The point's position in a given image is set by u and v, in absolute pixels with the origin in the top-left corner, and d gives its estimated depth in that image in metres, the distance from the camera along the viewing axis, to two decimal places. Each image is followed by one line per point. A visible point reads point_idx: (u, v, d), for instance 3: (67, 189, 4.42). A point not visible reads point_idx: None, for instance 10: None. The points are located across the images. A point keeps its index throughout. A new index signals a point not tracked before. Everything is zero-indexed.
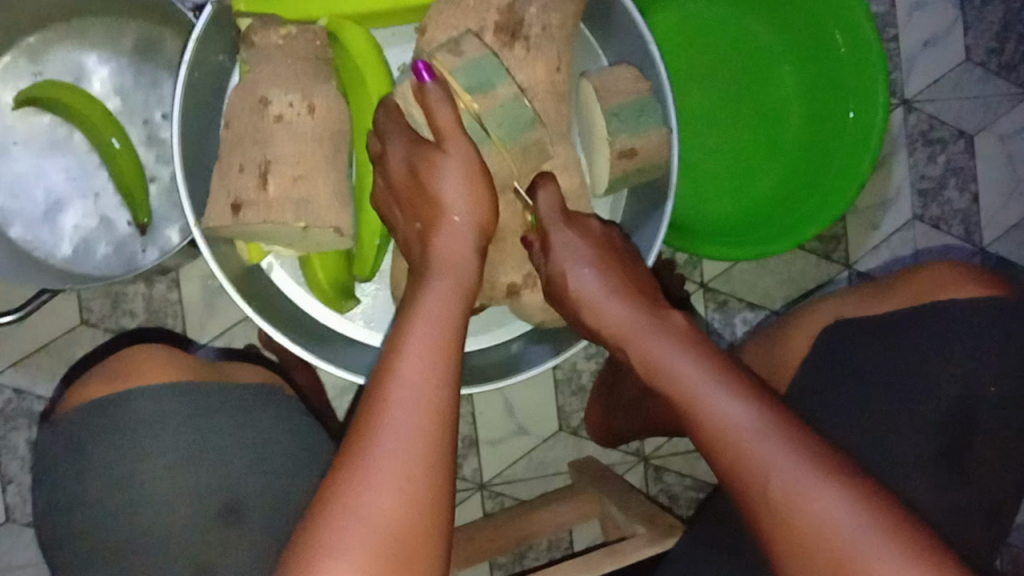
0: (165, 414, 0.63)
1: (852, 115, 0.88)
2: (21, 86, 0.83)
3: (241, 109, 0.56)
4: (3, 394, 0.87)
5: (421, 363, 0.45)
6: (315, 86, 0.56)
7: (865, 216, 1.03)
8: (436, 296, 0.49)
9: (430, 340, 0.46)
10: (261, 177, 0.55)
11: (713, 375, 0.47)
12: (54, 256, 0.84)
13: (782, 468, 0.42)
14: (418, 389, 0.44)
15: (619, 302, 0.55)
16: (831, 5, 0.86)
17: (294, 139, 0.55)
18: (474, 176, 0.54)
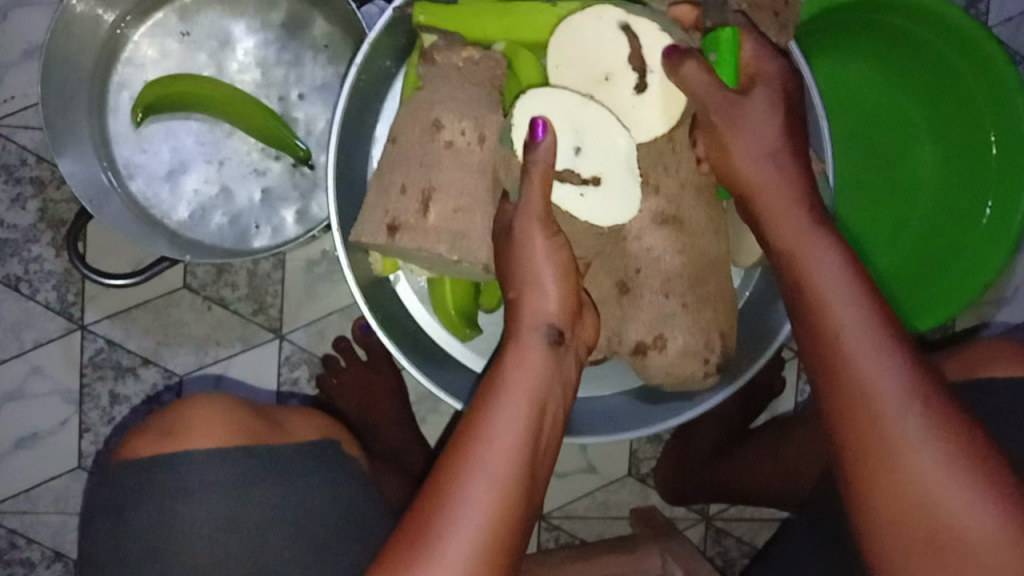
0: (207, 483, 0.61)
1: (989, 210, 0.86)
2: (167, 43, 0.84)
3: (412, 129, 0.57)
4: (95, 343, 0.87)
5: (502, 455, 0.45)
6: (489, 116, 0.57)
7: (978, 313, 0.99)
8: (521, 378, 0.48)
9: (503, 464, 0.45)
10: (422, 203, 0.56)
11: (854, 287, 0.48)
12: (170, 217, 0.85)
13: (901, 401, 0.44)
14: (493, 489, 0.44)
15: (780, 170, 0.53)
16: (988, 95, 0.83)
17: (460, 168, 0.56)
18: (568, 273, 0.52)
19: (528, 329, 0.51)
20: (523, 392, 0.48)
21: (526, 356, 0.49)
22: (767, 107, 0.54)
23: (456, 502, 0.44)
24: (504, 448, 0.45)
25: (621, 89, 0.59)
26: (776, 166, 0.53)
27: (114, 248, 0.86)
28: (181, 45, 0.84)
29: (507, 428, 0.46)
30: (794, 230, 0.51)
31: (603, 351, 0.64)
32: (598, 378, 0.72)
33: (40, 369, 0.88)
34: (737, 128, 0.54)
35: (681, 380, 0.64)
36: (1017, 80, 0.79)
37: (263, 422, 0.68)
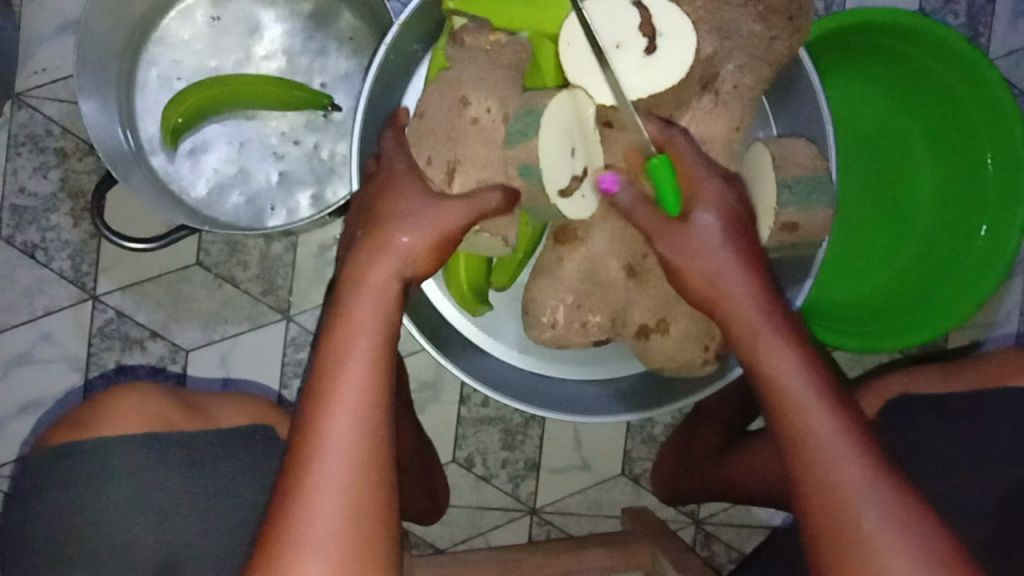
0: (117, 468, 0.64)
1: (985, 230, 0.88)
2: (200, 27, 0.87)
3: (439, 102, 0.60)
4: (105, 314, 0.89)
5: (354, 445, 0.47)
6: (512, 97, 0.60)
7: (970, 334, 1.01)
8: (361, 364, 0.48)
9: (346, 459, 0.46)
10: (447, 173, 0.58)
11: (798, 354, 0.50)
12: (189, 193, 0.87)
13: (844, 464, 0.46)
14: (338, 488, 0.46)
15: (723, 247, 0.53)
16: (989, 119, 0.86)
17: (483, 141, 0.59)
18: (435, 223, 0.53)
19: (378, 284, 0.51)
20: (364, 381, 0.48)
21: (348, 376, 0.48)
22: (704, 205, 0.54)
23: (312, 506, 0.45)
24: (350, 447, 0.46)
25: (630, 56, 0.59)
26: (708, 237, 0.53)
27: (131, 219, 0.87)
28: (212, 29, 0.87)
29: (350, 422, 0.47)
30: (746, 316, 0.51)
31: (606, 331, 0.66)
32: (602, 361, 0.73)
33: (49, 336, 0.89)
34: (693, 252, 0.53)
35: (681, 365, 0.66)
36: (1012, 105, 0.82)
37: (186, 409, 0.70)
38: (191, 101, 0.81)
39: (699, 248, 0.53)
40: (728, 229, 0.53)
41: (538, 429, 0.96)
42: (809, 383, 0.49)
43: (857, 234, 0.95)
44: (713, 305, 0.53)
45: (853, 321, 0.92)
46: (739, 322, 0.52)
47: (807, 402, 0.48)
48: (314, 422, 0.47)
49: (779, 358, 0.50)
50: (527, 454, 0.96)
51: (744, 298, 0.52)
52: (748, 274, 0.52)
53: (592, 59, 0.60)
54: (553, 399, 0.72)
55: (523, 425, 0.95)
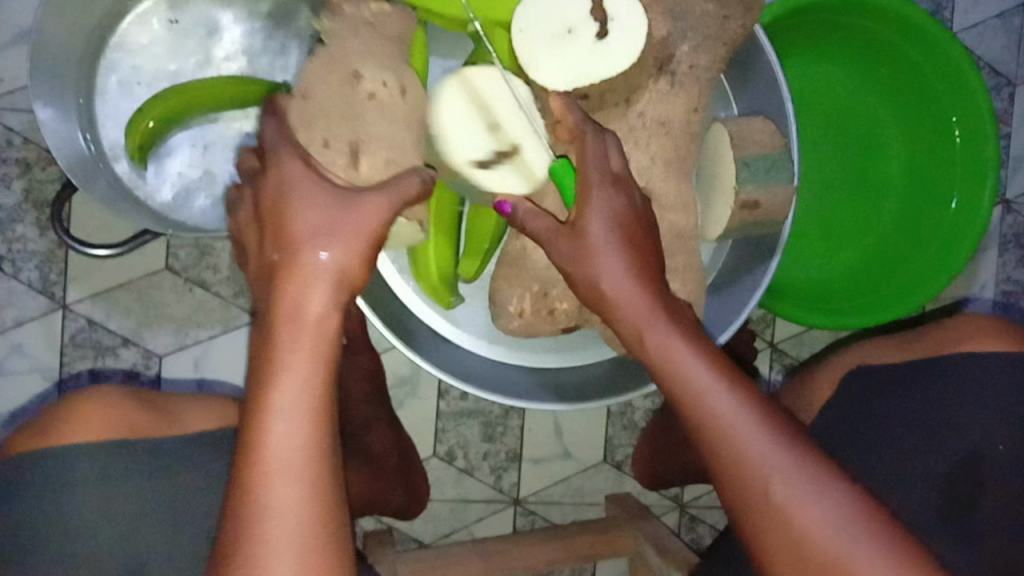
0: (79, 480, 0.59)
1: (954, 204, 0.88)
2: (157, 30, 0.85)
3: (328, 78, 0.57)
4: (76, 323, 0.89)
5: (289, 507, 0.43)
6: (406, 72, 0.60)
7: (945, 306, 1.02)
8: (281, 412, 0.44)
9: (291, 525, 0.43)
10: (351, 155, 0.56)
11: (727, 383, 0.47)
12: (154, 199, 0.86)
13: (811, 504, 0.44)
14: (280, 557, 0.42)
15: (622, 264, 0.51)
16: (952, 93, 0.86)
17: (387, 119, 0.58)
18: (364, 230, 0.48)
19: (294, 313, 0.46)
20: (290, 433, 0.44)
21: (272, 425, 0.44)
22: (602, 216, 0.51)
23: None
24: (286, 509, 0.43)
25: (583, 43, 0.59)
26: (619, 275, 0.50)
27: (98, 227, 0.87)
28: (169, 32, 0.85)
29: (284, 483, 0.43)
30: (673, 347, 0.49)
31: (574, 318, 0.65)
32: (578, 347, 0.73)
33: (21, 347, 0.88)
34: (588, 258, 0.51)
35: None
36: (977, 80, 0.82)
37: (155, 417, 0.64)
38: (160, 108, 0.79)
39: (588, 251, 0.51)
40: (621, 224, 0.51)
41: (518, 420, 0.96)
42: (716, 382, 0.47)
43: (828, 214, 0.95)
44: (636, 326, 0.50)
45: (827, 300, 0.92)
46: (636, 328, 0.50)
47: (752, 434, 0.45)
48: (253, 497, 0.43)
49: (679, 362, 0.48)
50: (508, 445, 0.96)
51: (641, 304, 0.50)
52: (644, 276, 0.51)
53: (545, 47, 0.59)
54: (529, 387, 0.72)
55: (503, 417, 0.95)
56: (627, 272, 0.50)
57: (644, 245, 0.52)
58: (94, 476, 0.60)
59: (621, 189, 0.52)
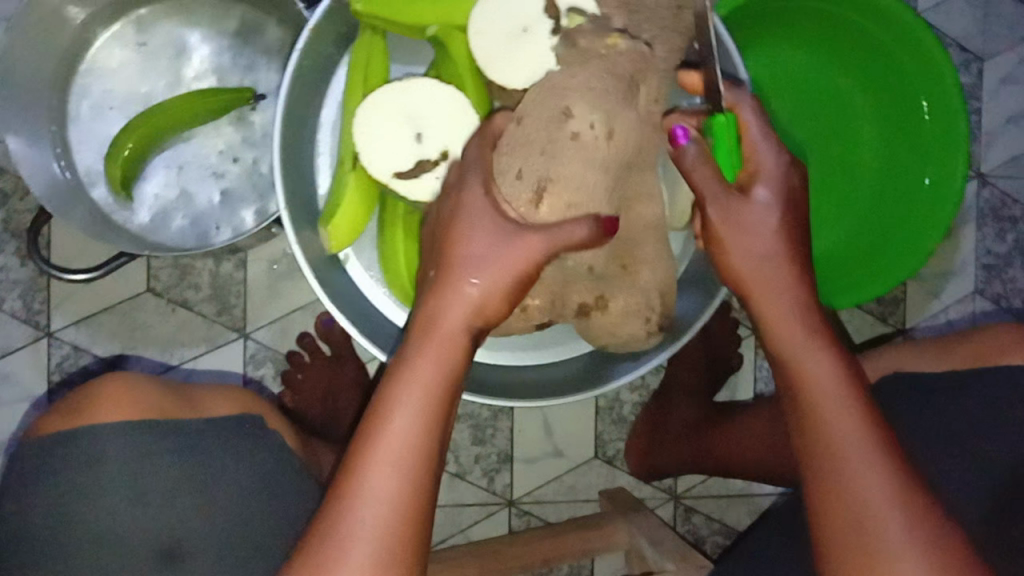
0: (108, 457, 0.65)
1: (929, 181, 0.88)
2: (126, 54, 0.86)
3: (540, 114, 0.59)
4: (61, 349, 0.89)
5: (399, 446, 0.50)
6: (617, 113, 0.59)
7: (927, 284, 1.02)
8: (426, 367, 0.52)
9: (395, 463, 0.50)
10: (535, 193, 0.58)
11: (842, 380, 0.51)
12: (131, 221, 0.86)
13: (873, 494, 0.48)
14: (381, 491, 0.49)
15: (773, 242, 0.53)
16: (920, 68, 0.86)
17: (585, 158, 0.59)
18: (512, 251, 0.54)
19: (439, 322, 0.54)
20: (415, 389, 0.51)
21: (411, 376, 0.52)
22: (765, 210, 0.54)
23: (355, 498, 0.49)
24: (401, 448, 0.50)
25: (540, 39, 0.62)
26: (771, 265, 0.53)
27: (79, 252, 0.87)
28: (138, 55, 0.86)
29: (402, 425, 0.50)
30: (789, 327, 0.53)
31: (547, 314, 0.66)
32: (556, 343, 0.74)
33: (7, 376, 0.89)
34: (745, 231, 0.54)
35: (624, 340, 0.67)
36: (947, 64, 0.82)
37: (177, 400, 0.70)
38: (140, 127, 0.80)
39: (763, 238, 0.54)
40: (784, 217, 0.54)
41: (508, 421, 0.96)
42: (840, 410, 0.50)
43: (802, 196, 0.95)
44: (757, 298, 0.54)
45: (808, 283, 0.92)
46: (783, 334, 0.53)
47: (835, 421, 0.50)
48: (376, 429, 0.50)
49: (818, 381, 0.51)
50: (499, 446, 0.96)
51: (789, 316, 0.53)
52: (792, 294, 0.53)
53: (504, 45, 0.62)
54: (512, 384, 0.73)
55: (492, 419, 0.96)
56: (774, 249, 0.54)
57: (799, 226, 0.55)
58: (118, 458, 0.65)
59: (765, 181, 0.54)
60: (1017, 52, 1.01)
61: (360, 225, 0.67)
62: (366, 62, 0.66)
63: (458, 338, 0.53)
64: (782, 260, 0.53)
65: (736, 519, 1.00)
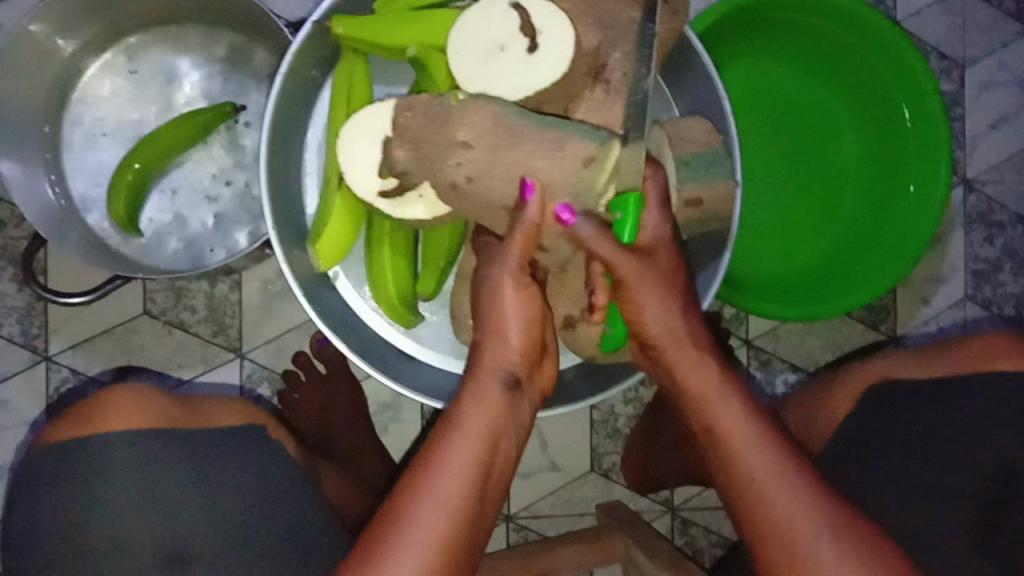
0: (112, 462, 0.64)
1: (913, 187, 0.89)
2: (119, 82, 0.88)
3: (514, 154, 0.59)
4: (59, 374, 0.90)
5: (454, 485, 0.47)
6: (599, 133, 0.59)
7: (917, 290, 1.03)
8: (475, 410, 0.50)
9: (451, 499, 0.47)
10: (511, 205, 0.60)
11: (768, 442, 0.49)
12: (126, 246, 0.88)
13: (826, 556, 0.45)
14: (429, 524, 0.46)
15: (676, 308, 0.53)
16: (897, 74, 0.87)
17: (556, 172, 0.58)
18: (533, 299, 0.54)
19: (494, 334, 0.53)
20: (466, 428, 0.49)
21: (459, 418, 0.50)
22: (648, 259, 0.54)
23: (398, 530, 0.46)
24: (452, 476, 0.48)
25: (515, 58, 0.61)
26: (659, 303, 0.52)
27: (75, 276, 0.89)
28: (131, 83, 0.88)
29: (457, 453, 0.48)
30: (701, 379, 0.52)
31: None
32: None
33: (6, 402, 0.90)
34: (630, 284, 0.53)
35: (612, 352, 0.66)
36: (928, 77, 0.84)
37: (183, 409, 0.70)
38: (159, 141, 0.82)
39: (675, 340, 0.53)
40: (656, 283, 0.53)
41: None
42: (777, 475, 0.48)
43: (789, 207, 0.96)
44: (671, 361, 0.53)
45: (797, 290, 0.93)
46: (699, 404, 0.51)
47: (771, 484, 0.48)
48: (424, 466, 0.48)
49: (754, 464, 0.48)
50: None
51: (722, 404, 0.51)
52: (730, 397, 0.51)
53: (480, 65, 0.62)
54: None
55: None
56: (667, 306, 0.53)
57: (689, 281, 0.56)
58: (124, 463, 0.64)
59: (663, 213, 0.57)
60: (996, 58, 1.02)
61: (346, 245, 0.68)
62: (348, 82, 0.68)
63: (487, 412, 0.50)
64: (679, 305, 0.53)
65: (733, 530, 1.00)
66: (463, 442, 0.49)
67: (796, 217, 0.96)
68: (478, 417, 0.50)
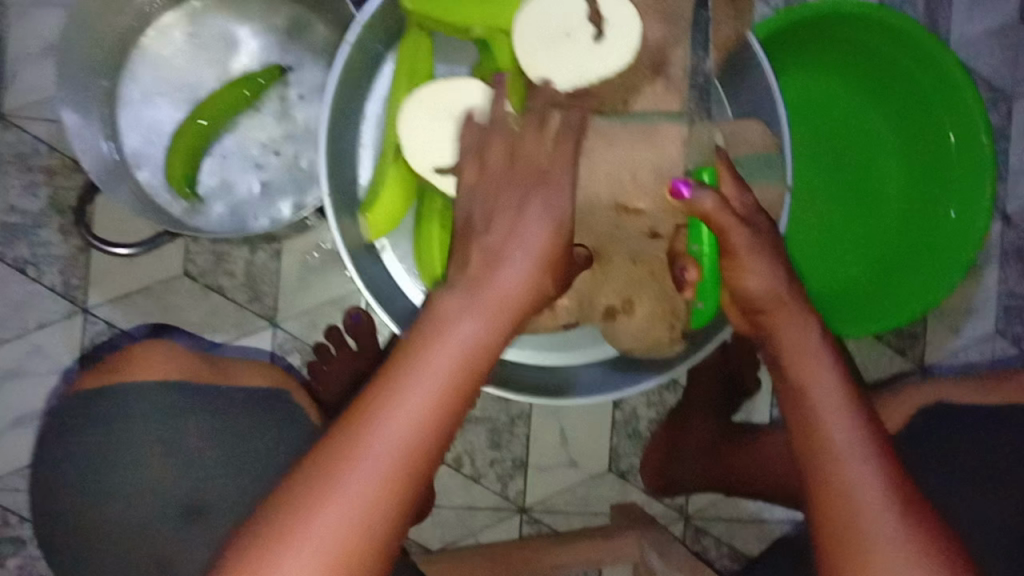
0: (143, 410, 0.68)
1: (953, 214, 0.88)
2: (179, 44, 0.89)
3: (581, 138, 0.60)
4: (95, 327, 0.91)
5: (420, 406, 0.45)
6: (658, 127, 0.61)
7: (948, 320, 1.03)
8: (452, 338, 0.47)
9: (411, 422, 0.45)
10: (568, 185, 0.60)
11: (846, 403, 0.51)
12: (170, 205, 0.88)
13: (882, 514, 0.48)
14: (389, 441, 0.44)
15: (779, 269, 0.55)
16: (945, 101, 0.87)
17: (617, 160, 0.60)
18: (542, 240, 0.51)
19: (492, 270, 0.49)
20: (439, 352, 0.47)
21: (434, 344, 0.47)
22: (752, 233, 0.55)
23: (357, 442, 0.44)
24: (416, 397, 0.45)
25: (581, 43, 0.61)
26: (767, 261, 0.55)
27: (120, 232, 0.90)
28: (190, 46, 0.89)
29: (424, 379, 0.46)
30: (794, 334, 0.54)
31: (574, 313, 0.68)
32: (576, 346, 0.77)
33: (41, 350, 0.92)
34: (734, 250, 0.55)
35: (650, 344, 0.69)
36: (976, 104, 0.83)
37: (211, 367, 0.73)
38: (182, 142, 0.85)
39: (782, 299, 0.55)
40: (762, 248, 0.55)
41: (524, 428, 0.97)
42: (852, 437, 0.50)
43: (828, 225, 0.96)
44: (768, 312, 0.55)
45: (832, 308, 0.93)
46: (796, 364, 0.53)
47: (845, 440, 0.50)
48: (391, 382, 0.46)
49: (832, 417, 0.50)
50: (514, 452, 0.98)
51: (810, 359, 0.53)
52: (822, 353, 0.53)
53: (546, 48, 0.63)
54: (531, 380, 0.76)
55: (509, 425, 0.97)
56: (775, 267, 0.55)
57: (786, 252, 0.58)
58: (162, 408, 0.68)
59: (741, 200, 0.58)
60: None
61: (395, 217, 0.69)
62: (412, 57, 0.69)
63: (536, 265, 0.50)
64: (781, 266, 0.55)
65: (745, 543, 1.00)
66: (494, 289, 0.49)
67: (836, 237, 0.96)
68: (520, 264, 0.49)
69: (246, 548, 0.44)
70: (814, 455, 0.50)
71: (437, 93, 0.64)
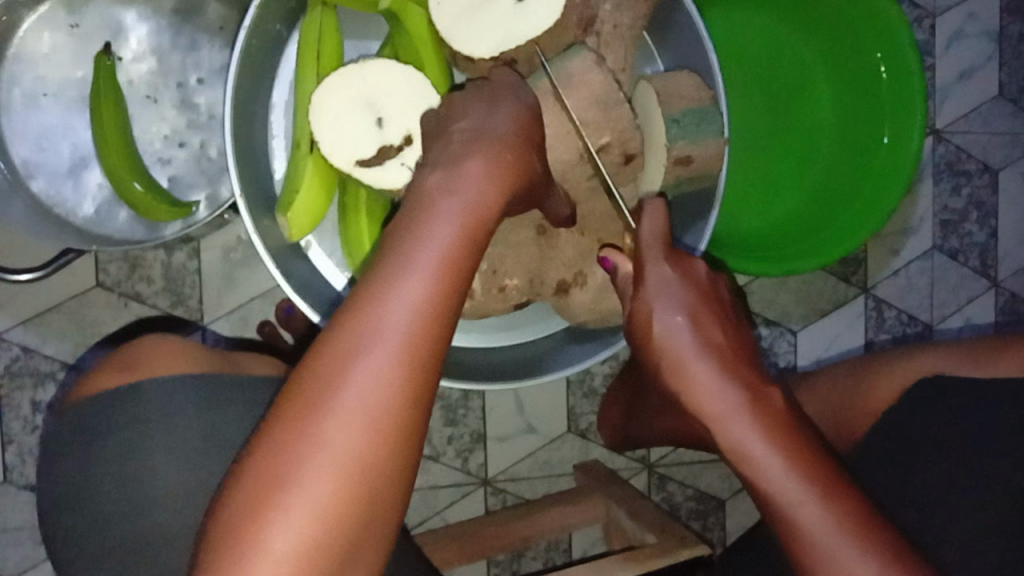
0: (94, 435, 0.62)
1: (886, 139, 0.87)
2: (58, 38, 0.80)
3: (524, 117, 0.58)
4: (10, 352, 0.85)
5: (420, 294, 0.44)
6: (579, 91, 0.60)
7: (887, 241, 1.03)
8: (443, 229, 0.46)
9: (417, 308, 0.43)
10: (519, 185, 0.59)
11: (773, 441, 0.47)
12: (76, 215, 0.82)
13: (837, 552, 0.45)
14: (402, 326, 0.43)
15: (693, 335, 0.50)
16: (875, 26, 0.85)
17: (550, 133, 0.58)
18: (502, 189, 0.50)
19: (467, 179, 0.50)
20: (439, 239, 0.46)
21: (432, 234, 0.46)
22: (664, 299, 0.51)
23: (363, 327, 0.43)
24: (419, 280, 0.44)
25: (503, 7, 0.59)
26: (680, 334, 0.50)
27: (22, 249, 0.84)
28: (71, 38, 0.81)
29: (427, 263, 0.45)
30: (705, 384, 0.49)
31: (526, 294, 0.66)
32: (527, 326, 0.75)
33: None
34: (655, 333, 0.51)
35: (605, 315, 0.67)
36: (908, 32, 0.82)
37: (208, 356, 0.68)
38: (105, 118, 0.76)
39: (680, 369, 0.50)
40: (676, 302, 0.50)
41: (479, 400, 0.95)
42: (787, 470, 0.47)
43: (762, 159, 0.95)
44: (675, 378, 0.50)
45: (772, 246, 0.91)
46: (701, 410, 0.49)
47: (785, 480, 0.47)
48: (390, 275, 0.44)
49: (755, 462, 0.48)
50: (472, 426, 0.95)
51: (720, 392, 0.49)
52: (733, 383, 0.49)
53: (467, 16, 0.59)
54: (480, 365, 0.72)
55: (463, 400, 0.94)
56: (687, 323, 0.50)
57: (719, 306, 0.52)
58: (99, 445, 0.61)
59: (677, 262, 0.52)
60: (965, 7, 1.01)
61: (319, 212, 0.64)
62: (320, 37, 0.63)
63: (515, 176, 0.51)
64: (688, 320, 0.50)
65: (710, 484, 1.01)
66: (472, 180, 0.49)
67: (771, 172, 0.95)
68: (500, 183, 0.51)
69: (256, 446, 0.42)
70: (775, 524, 0.48)
71: (357, 83, 0.60)
